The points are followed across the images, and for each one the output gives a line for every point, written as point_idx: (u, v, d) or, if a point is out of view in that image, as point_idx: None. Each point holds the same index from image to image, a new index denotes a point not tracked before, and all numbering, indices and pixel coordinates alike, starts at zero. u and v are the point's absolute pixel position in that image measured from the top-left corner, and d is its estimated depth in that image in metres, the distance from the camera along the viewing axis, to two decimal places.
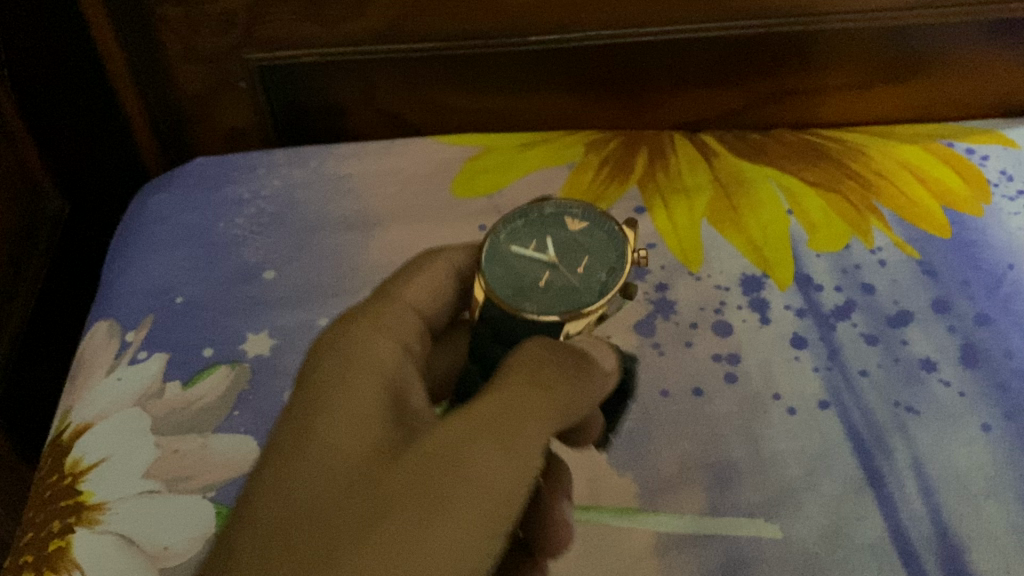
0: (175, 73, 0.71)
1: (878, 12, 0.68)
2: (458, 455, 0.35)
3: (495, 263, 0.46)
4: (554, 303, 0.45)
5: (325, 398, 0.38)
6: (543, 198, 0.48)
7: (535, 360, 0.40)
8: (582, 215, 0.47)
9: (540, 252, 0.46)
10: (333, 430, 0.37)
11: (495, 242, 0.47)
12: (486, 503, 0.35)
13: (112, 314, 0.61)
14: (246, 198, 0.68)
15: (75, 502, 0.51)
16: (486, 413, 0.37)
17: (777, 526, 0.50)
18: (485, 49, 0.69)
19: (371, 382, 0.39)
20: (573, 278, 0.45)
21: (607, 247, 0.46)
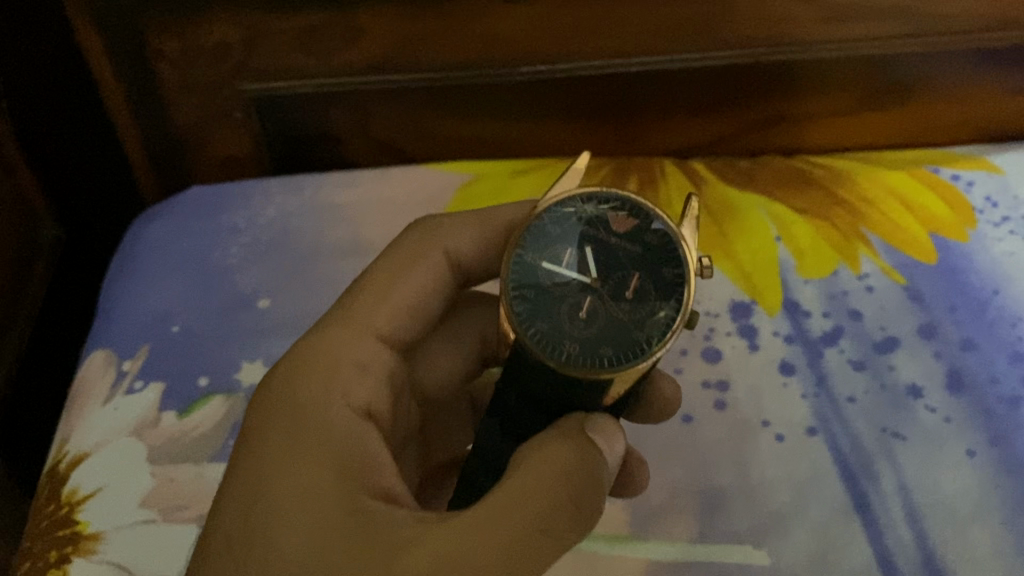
0: (171, 103, 0.72)
1: (863, 41, 0.69)
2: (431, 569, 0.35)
3: (529, 287, 0.44)
4: (598, 339, 0.43)
5: (276, 471, 0.40)
6: (581, 204, 0.46)
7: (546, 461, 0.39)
8: (626, 225, 0.45)
9: (580, 273, 0.44)
10: (300, 505, 0.38)
11: (528, 262, 0.45)
12: None
13: (108, 343, 0.62)
14: (241, 226, 0.69)
15: (72, 532, 0.52)
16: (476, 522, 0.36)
17: (765, 552, 0.51)
18: (477, 79, 0.70)
19: (330, 456, 0.40)
20: (618, 307, 0.43)
21: (653, 265, 0.44)
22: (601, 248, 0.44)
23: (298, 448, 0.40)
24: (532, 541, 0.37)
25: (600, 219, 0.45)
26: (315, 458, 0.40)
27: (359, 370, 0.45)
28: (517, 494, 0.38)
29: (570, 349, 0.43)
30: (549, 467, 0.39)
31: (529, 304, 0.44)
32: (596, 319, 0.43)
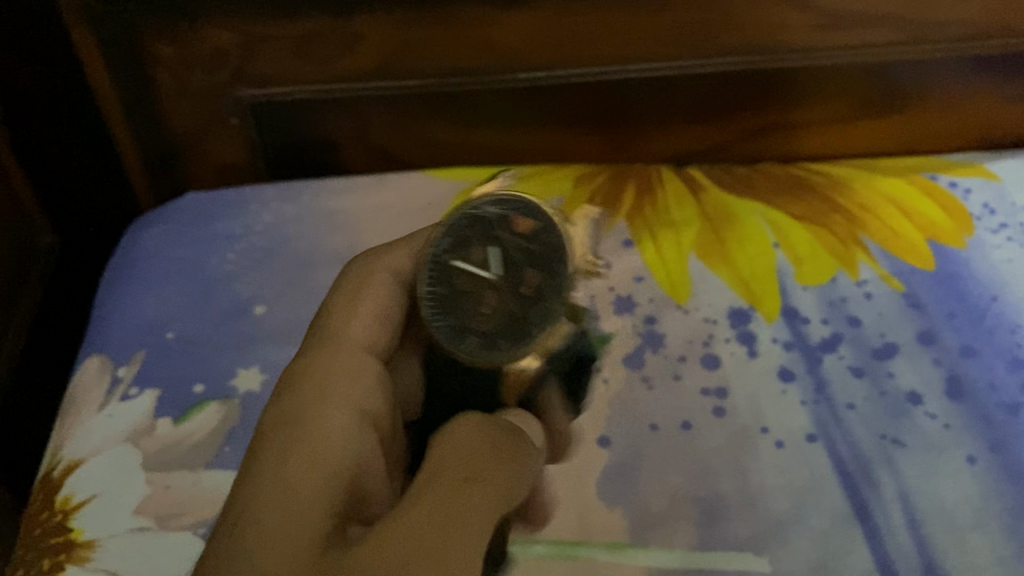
0: (167, 110, 0.72)
1: (860, 49, 0.69)
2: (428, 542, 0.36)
3: (439, 285, 0.46)
4: (497, 334, 0.45)
5: (271, 461, 0.39)
6: (484, 199, 0.46)
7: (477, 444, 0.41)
8: (522, 215, 0.45)
9: (485, 270, 0.45)
10: (292, 502, 0.38)
11: (438, 259, 0.46)
12: None
13: (103, 350, 0.61)
14: (238, 233, 0.69)
15: (65, 540, 0.51)
16: (434, 499, 0.37)
17: (765, 559, 0.51)
18: (475, 85, 0.70)
19: (310, 463, 0.39)
20: (512, 301, 0.45)
21: (547, 256, 0.45)
22: (536, 261, 0.45)
23: (279, 454, 0.40)
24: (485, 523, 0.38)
25: (504, 217, 0.45)
26: (295, 464, 0.39)
27: (356, 376, 0.44)
28: (469, 485, 0.39)
29: (472, 343, 0.45)
30: (486, 463, 0.40)
31: (439, 301, 0.46)
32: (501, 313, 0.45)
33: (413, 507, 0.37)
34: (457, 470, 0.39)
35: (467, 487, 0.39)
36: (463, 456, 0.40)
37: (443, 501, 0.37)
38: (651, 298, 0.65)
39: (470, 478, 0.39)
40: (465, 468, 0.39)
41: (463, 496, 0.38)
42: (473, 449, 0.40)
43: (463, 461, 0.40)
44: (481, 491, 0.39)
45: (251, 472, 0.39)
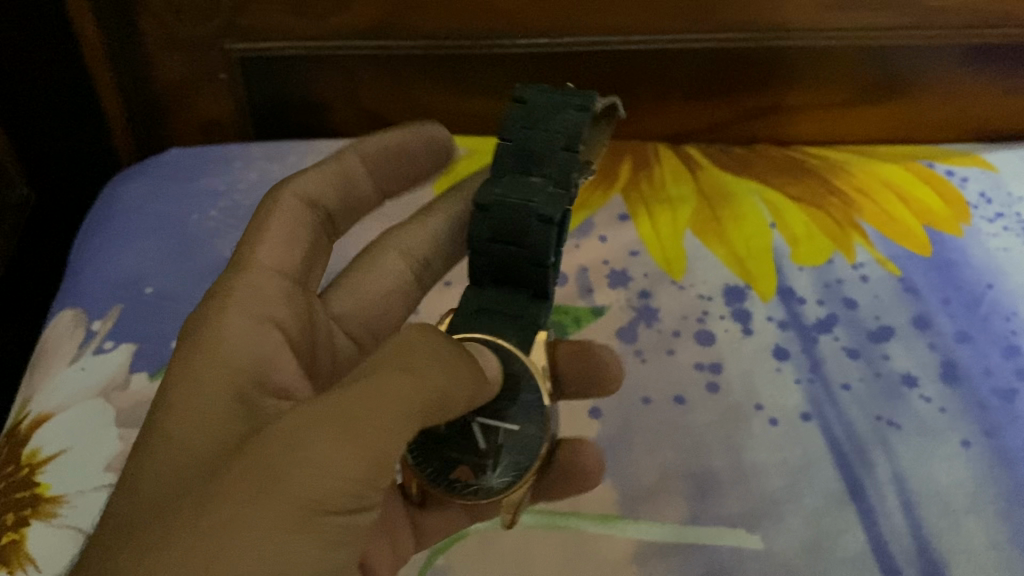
0: (154, 61, 0.70)
1: (863, 31, 0.68)
2: (296, 439, 0.32)
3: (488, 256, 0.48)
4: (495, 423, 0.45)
5: (192, 364, 0.39)
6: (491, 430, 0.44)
7: (430, 349, 0.37)
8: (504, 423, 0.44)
9: (507, 424, 0.44)
10: (192, 406, 0.37)
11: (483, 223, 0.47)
12: (327, 486, 0.32)
13: (78, 302, 0.59)
14: (222, 190, 0.67)
15: (31, 494, 0.49)
16: (342, 400, 0.33)
17: (758, 536, 0.49)
18: (473, 49, 0.68)
19: (219, 380, 0.39)
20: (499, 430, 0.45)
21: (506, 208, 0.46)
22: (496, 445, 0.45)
23: (207, 380, 0.39)
24: (383, 426, 0.33)
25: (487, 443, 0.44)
26: (202, 381, 0.38)
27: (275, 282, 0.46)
28: (326, 431, 0.32)
29: (499, 433, 0.45)
30: (387, 386, 0.34)
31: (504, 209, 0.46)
32: (495, 436, 0.45)
33: (308, 408, 0.33)
34: (301, 434, 0.32)
35: (330, 423, 0.33)
36: (369, 390, 0.34)
37: (343, 403, 0.33)
38: (644, 272, 0.63)
39: (344, 420, 0.33)
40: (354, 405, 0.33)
41: (320, 433, 0.32)
42: (380, 378, 0.35)
43: (359, 418, 0.33)
44: (370, 413, 0.33)
45: (154, 415, 0.37)
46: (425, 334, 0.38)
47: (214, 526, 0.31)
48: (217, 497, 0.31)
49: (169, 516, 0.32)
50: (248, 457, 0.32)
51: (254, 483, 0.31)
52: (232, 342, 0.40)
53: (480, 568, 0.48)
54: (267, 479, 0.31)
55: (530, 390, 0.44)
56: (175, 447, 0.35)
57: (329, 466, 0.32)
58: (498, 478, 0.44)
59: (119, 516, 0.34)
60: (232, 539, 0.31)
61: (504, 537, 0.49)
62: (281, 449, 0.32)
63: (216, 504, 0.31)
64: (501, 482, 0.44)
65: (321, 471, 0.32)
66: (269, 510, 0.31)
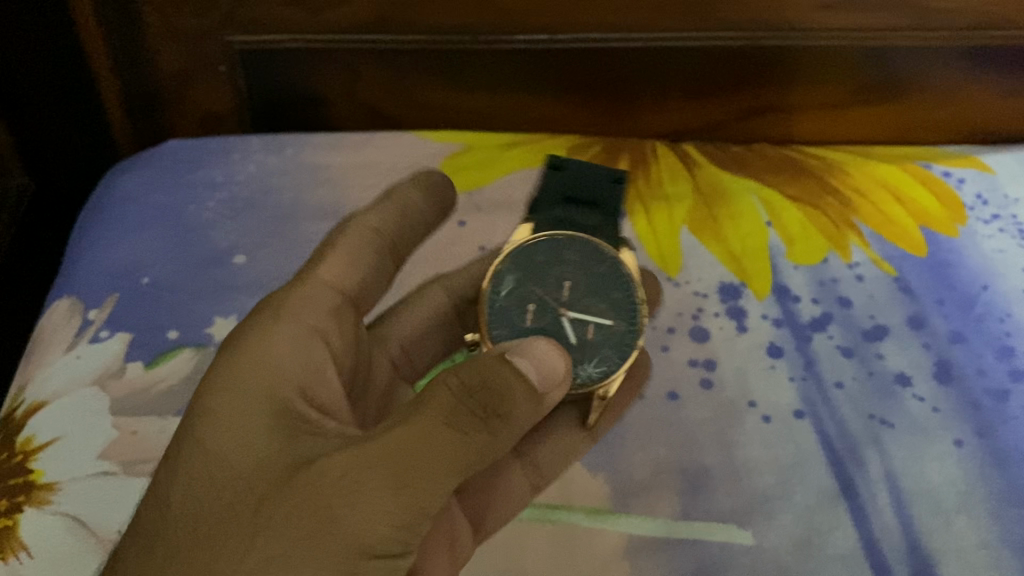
0: (154, 52, 0.70)
1: (862, 32, 0.69)
2: (348, 488, 0.34)
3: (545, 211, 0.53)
4: (590, 316, 0.49)
5: (235, 371, 0.39)
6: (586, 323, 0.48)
7: (474, 375, 0.36)
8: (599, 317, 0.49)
9: (601, 322, 0.49)
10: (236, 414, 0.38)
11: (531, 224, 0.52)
12: (372, 535, 0.34)
13: (74, 291, 0.59)
14: (220, 181, 0.67)
15: (25, 481, 0.49)
16: (398, 451, 0.34)
17: (748, 532, 0.49)
18: (473, 45, 0.69)
19: (261, 390, 0.39)
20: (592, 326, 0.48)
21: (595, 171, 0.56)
22: (588, 343, 0.48)
23: (251, 389, 0.39)
24: (431, 477, 0.34)
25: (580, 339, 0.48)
26: (247, 384, 0.39)
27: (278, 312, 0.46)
28: (380, 482, 0.34)
29: (596, 325, 0.49)
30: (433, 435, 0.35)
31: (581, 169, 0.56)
32: (590, 332, 0.48)
33: (361, 453, 0.35)
34: (357, 490, 0.34)
35: (385, 474, 0.34)
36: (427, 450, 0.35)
37: (394, 447, 0.34)
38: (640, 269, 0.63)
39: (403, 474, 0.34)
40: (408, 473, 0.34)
41: (373, 484, 0.34)
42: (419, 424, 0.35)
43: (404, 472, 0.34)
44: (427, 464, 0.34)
45: (190, 421, 0.38)
46: (486, 363, 0.37)
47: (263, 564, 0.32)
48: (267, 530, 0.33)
49: (218, 538, 0.34)
50: (300, 494, 0.34)
51: (308, 530, 0.33)
52: (280, 363, 0.40)
53: (471, 560, 0.48)
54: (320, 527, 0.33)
55: (618, 290, 0.49)
56: (214, 459, 0.36)
57: (376, 516, 0.34)
58: (593, 367, 0.48)
59: (160, 522, 0.35)
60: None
61: (495, 530, 0.49)
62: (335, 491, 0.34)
63: (268, 537, 0.33)
64: (592, 368, 0.48)
65: (367, 519, 0.33)
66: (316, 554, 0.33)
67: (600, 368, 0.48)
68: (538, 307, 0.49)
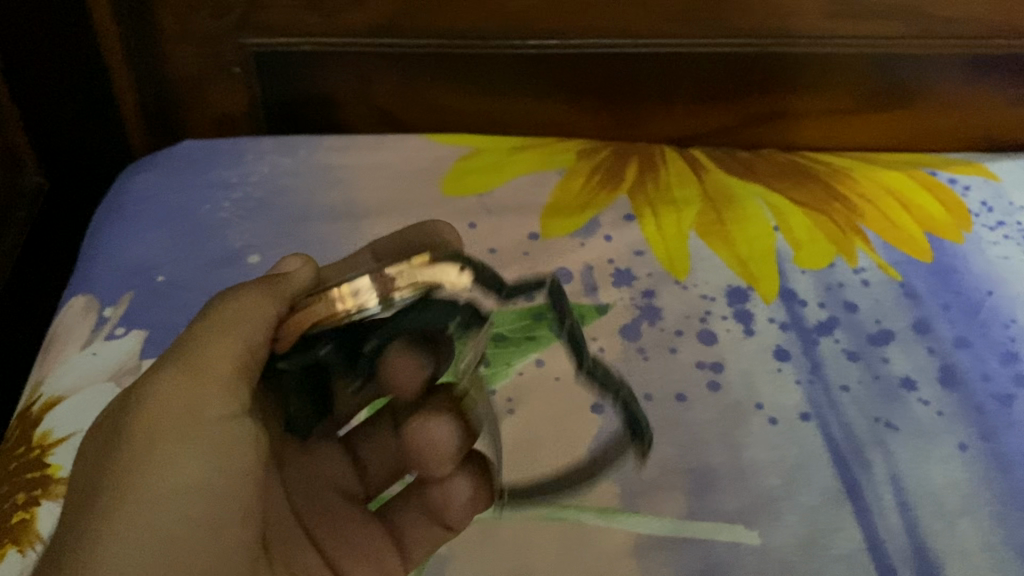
0: (170, 55, 0.71)
1: (870, 40, 0.69)
2: (160, 399, 0.38)
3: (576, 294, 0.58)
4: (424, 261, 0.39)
5: None
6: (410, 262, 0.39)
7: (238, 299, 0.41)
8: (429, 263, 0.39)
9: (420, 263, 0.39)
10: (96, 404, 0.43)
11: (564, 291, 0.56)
12: (196, 417, 0.39)
13: (90, 289, 0.60)
14: (234, 181, 0.68)
15: (41, 475, 0.50)
16: (190, 359, 0.40)
17: (755, 532, 0.50)
18: (485, 49, 0.69)
19: None
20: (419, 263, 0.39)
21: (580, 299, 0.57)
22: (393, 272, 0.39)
23: None
24: (225, 358, 0.40)
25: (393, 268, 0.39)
26: None
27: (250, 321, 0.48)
28: (182, 382, 0.39)
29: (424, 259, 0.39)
30: (219, 337, 0.40)
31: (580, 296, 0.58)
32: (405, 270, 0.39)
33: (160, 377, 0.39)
34: (169, 406, 0.38)
35: (176, 375, 0.39)
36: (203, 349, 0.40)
37: (188, 360, 0.39)
38: (648, 272, 0.64)
39: (195, 378, 0.39)
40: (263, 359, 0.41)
41: (174, 385, 0.39)
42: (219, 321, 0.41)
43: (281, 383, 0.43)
44: (213, 351, 0.40)
45: None
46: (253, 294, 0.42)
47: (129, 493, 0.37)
48: (126, 486, 0.37)
49: (83, 502, 0.37)
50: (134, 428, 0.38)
51: (144, 442, 0.38)
52: None
53: (480, 556, 0.49)
54: (151, 434, 0.38)
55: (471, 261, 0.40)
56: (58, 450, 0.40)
57: (190, 399, 0.39)
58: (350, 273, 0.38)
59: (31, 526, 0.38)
60: (159, 512, 0.37)
61: (505, 528, 0.50)
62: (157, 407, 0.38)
63: (141, 487, 0.37)
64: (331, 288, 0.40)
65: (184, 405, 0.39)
66: (178, 466, 0.38)
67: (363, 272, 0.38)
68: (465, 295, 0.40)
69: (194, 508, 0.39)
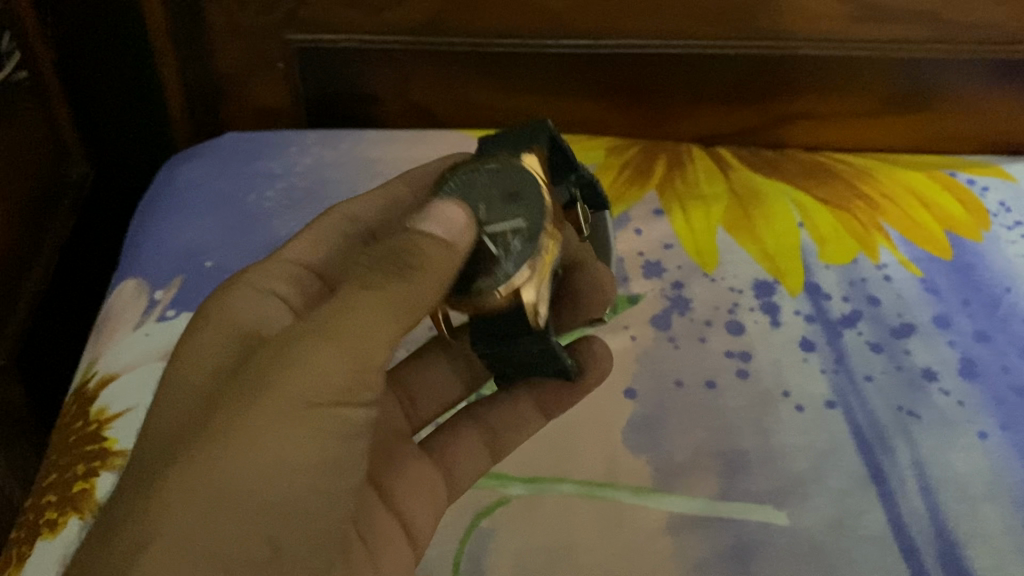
0: (217, 50, 0.73)
1: (893, 44, 0.72)
2: (278, 354, 0.37)
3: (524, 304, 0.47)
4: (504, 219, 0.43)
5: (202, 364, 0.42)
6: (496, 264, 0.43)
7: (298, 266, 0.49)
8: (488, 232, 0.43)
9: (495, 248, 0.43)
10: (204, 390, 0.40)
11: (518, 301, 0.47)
12: (318, 383, 0.37)
13: (141, 273, 0.62)
14: (277, 172, 0.70)
15: (100, 448, 0.52)
16: (334, 319, 0.38)
17: (784, 513, 0.52)
18: (519, 47, 0.72)
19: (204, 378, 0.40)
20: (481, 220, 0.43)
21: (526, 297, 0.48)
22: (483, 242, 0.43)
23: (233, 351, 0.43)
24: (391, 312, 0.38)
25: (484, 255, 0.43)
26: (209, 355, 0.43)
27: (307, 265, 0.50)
28: (313, 338, 0.37)
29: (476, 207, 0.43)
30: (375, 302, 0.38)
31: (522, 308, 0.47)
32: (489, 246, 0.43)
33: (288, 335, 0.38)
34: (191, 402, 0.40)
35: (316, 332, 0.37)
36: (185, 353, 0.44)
37: (340, 319, 0.37)
38: (678, 264, 0.66)
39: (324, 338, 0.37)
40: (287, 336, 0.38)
41: (313, 342, 0.37)
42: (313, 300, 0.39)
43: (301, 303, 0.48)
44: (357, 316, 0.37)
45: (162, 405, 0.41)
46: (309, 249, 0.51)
47: (231, 445, 0.36)
48: (227, 450, 0.36)
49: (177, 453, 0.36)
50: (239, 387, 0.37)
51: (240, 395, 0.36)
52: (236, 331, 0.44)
53: (523, 530, 0.51)
54: (258, 391, 0.36)
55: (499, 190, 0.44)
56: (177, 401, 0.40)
57: (320, 369, 0.37)
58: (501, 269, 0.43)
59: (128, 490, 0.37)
60: (248, 476, 0.36)
61: (546, 504, 0.52)
62: (293, 381, 0.37)
63: (220, 460, 0.35)
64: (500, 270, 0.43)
65: (295, 371, 0.37)
66: (251, 440, 0.36)
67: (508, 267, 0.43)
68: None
69: (292, 468, 0.37)
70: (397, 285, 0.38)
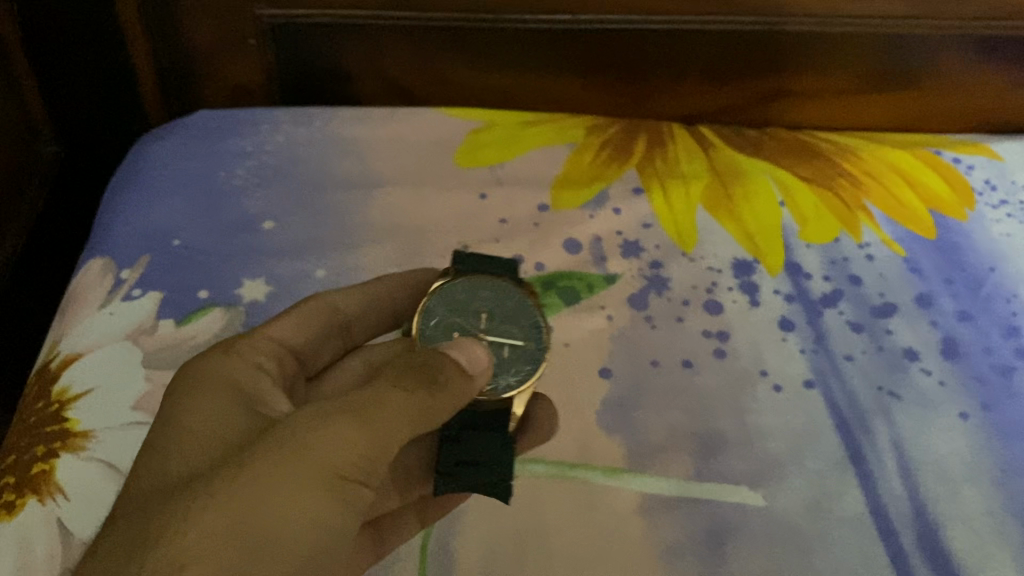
0: (187, 27, 0.72)
1: (877, 20, 0.70)
2: (310, 423, 0.38)
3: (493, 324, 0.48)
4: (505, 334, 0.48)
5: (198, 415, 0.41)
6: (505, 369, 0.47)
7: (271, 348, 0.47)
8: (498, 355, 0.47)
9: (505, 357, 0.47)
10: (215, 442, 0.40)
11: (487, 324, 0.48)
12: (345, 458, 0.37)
13: (107, 252, 0.61)
14: (249, 150, 0.68)
15: (61, 429, 0.51)
16: (363, 398, 0.39)
17: (760, 494, 0.51)
18: (495, 23, 0.70)
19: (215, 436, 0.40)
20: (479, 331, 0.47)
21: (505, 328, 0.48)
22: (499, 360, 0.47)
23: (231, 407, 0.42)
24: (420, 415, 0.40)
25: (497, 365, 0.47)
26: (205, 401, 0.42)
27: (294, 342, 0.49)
28: (342, 417, 0.38)
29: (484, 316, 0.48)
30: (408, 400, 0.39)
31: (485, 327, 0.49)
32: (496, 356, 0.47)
33: (317, 407, 0.38)
34: (195, 462, 0.39)
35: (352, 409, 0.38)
36: (184, 402, 0.42)
37: (373, 401, 0.39)
38: (657, 244, 0.65)
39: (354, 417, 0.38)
40: (327, 410, 0.38)
41: (342, 421, 0.38)
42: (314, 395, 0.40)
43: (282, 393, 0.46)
44: (390, 410, 0.39)
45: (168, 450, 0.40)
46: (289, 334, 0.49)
47: (249, 496, 0.35)
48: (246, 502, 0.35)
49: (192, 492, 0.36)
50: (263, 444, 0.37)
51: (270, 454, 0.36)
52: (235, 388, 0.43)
53: (492, 511, 0.50)
54: (287, 456, 0.36)
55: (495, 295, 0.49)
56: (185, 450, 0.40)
57: (346, 448, 0.37)
58: (512, 377, 0.47)
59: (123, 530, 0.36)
60: (259, 531, 0.35)
61: (517, 485, 0.51)
62: (318, 445, 0.37)
63: (236, 514, 0.35)
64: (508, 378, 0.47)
65: (326, 444, 0.37)
66: (270, 499, 0.36)
67: (517, 375, 0.47)
68: (460, 332, 0.47)
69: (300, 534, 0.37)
70: (423, 394, 0.40)
